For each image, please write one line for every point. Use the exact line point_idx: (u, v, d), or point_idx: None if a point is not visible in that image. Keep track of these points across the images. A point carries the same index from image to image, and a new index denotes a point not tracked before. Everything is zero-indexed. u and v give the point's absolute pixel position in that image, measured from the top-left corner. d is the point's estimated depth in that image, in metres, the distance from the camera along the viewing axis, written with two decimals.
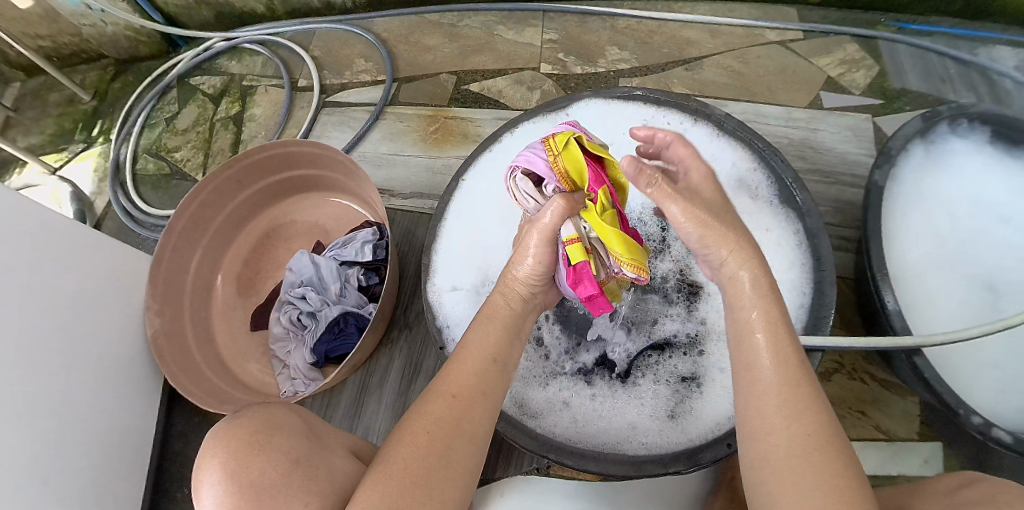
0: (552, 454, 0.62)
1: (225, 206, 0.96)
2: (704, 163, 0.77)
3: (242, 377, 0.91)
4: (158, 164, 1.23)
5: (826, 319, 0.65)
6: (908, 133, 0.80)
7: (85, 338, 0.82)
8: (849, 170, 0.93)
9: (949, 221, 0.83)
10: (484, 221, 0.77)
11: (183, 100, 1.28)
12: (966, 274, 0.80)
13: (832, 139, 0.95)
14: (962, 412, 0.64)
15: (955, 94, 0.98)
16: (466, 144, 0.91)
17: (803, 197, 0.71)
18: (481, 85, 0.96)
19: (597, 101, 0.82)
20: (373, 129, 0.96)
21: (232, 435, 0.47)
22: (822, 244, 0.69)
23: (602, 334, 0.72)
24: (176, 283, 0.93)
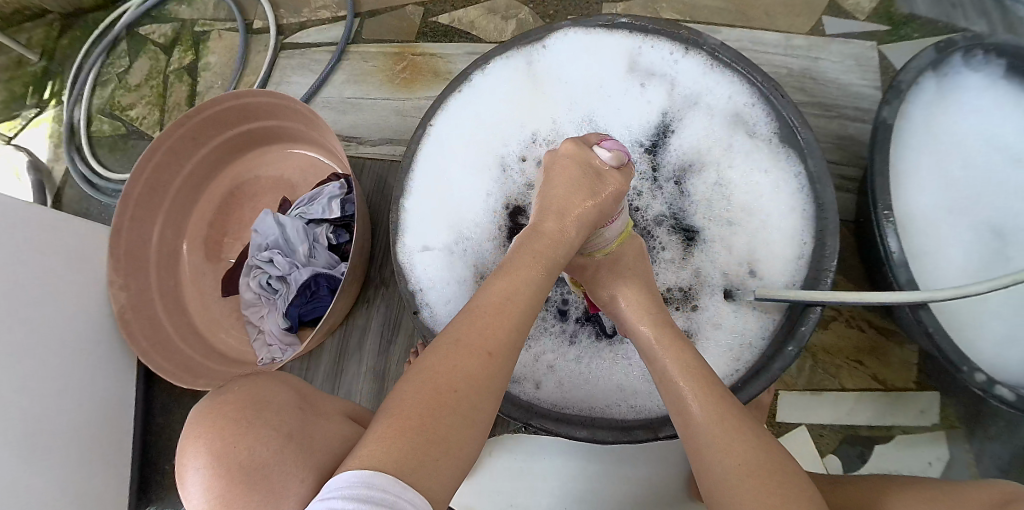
0: (537, 421, 0.58)
1: (182, 168, 0.89)
2: (697, 96, 0.69)
3: (218, 348, 0.88)
4: (113, 123, 1.14)
5: (827, 271, 0.58)
6: (920, 67, 0.71)
7: (49, 324, 0.76)
8: (854, 103, 0.86)
9: (960, 159, 0.77)
10: (456, 168, 0.70)
11: (133, 52, 1.18)
12: (974, 217, 0.75)
13: (834, 69, 0.88)
14: (965, 370, 0.60)
15: (967, 20, 0.90)
16: (437, 83, 0.84)
17: (805, 135, 0.62)
18: (451, 16, 0.87)
19: (576, 31, 0.72)
20: (337, 71, 0.88)
21: (218, 414, 0.43)
22: (824, 189, 0.60)
23: None
24: (140, 255, 0.87)
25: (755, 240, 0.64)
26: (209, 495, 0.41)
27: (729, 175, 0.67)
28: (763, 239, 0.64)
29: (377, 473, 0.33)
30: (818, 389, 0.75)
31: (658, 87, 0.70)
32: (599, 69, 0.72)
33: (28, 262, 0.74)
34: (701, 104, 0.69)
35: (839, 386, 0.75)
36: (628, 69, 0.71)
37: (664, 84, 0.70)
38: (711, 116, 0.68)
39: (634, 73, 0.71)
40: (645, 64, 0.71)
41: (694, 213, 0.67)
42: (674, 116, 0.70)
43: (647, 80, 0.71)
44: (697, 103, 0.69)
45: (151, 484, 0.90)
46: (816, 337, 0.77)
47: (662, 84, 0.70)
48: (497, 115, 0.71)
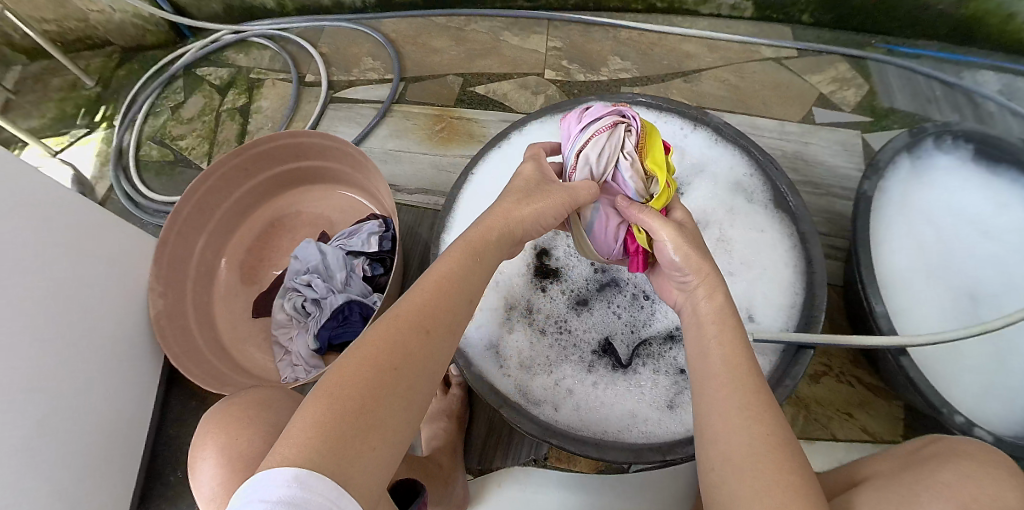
0: (554, 439, 0.61)
1: (232, 194, 0.98)
2: (704, 168, 0.80)
3: (243, 363, 0.93)
4: (162, 150, 1.24)
5: (817, 318, 0.67)
6: (897, 146, 0.84)
7: (90, 321, 0.81)
8: (840, 182, 0.97)
9: (935, 231, 0.87)
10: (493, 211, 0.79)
11: (188, 89, 1.29)
12: (949, 285, 0.84)
13: (823, 153, 0.99)
14: (946, 411, 0.67)
15: (940, 114, 1.02)
16: (471, 144, 0.94)
17: (795, 203, 0.74)
18: (486, 87, 0.99)
19: (602, 105, 0.84)
20: (381, 125, 0.98)
21: (229, 419, 0.56)
22: (811, 247, 0.71)
23: (602, 324, 0.71)
24: (181, 268, 0.95)
25: (753, 290, 0.74)
26: (217, 478, 0.53)
27: (731, 235, 0.77)
28: (759, 290, 0.73)
29: (313, 472, 0.31)
30: (812, 437, 0.81)
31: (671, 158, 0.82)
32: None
33: (85, 259, 0.82)
34: (707, 172, 0.80)
35: (832, 435, 0.81)
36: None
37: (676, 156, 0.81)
38: (716, 185, 0.80)
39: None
40: (661, 136, 0.83)
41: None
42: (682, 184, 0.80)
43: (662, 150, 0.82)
44: (703, 171, 0.80)
45: (154, 493, 0.93)
46: (809, 389, 0.85)
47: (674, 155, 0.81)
48: None
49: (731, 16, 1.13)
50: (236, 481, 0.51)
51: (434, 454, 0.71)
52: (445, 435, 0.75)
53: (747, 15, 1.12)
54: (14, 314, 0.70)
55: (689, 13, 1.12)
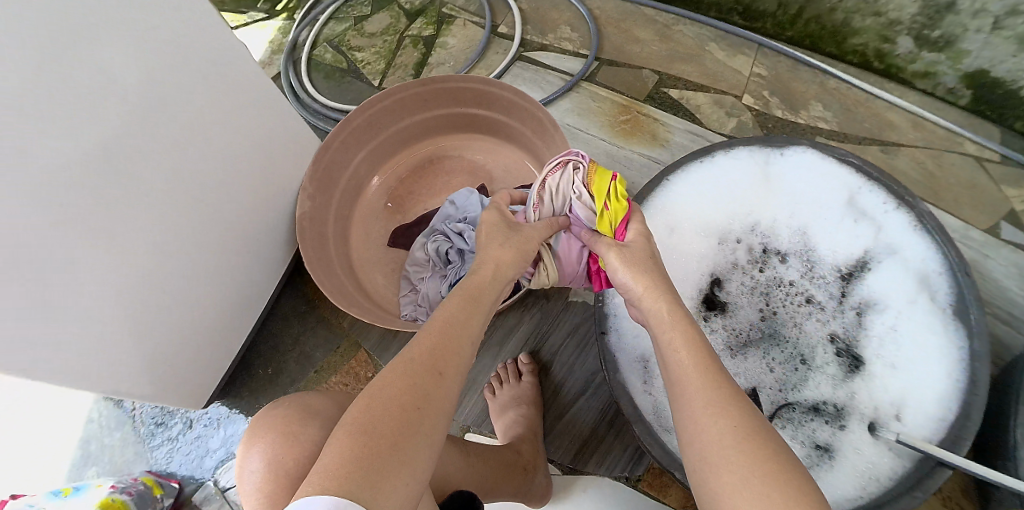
0: (677, 472, 0.59)
1: (404, 120, 1.00)
2: (899, 247, 0.70)
3: (364, 284, 0.96)
4: (336, 57, 1.27)
5: (966, 442, 0.59)
6: None
7: (249, 202, 0.85)
8: (1006, 307, 0.89)
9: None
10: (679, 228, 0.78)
11: (377, 5, 1.32)
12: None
13: (998, 272, 0.91)
14: None
15: None
16: (653, 147, 0.91)
17: (980, 319, 0.62)
18: (681, 93, 0.96)
19: (812, 151, 0.75)
20: (565, 97, 0.98)
21: (269, 421, 0.59)
22: (983, 369, 0.61)
23: (754, 373, 0.73)
24: (334, 175, 0.97)
25: (909, 393, 0.66)
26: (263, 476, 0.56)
27: (908, 328, 0.68)
28: (916, 396, 0.65)
29: (343, 503, 0.37)
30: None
31: (868, 226, 0.73)
32: (821, 190, 0.76)
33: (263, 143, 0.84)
34: (896, 256, 0.70)
35: None
36: (844, 199, 0.74)
37: (871, 226, 0.73)
38: (910, 272, 0.69)
39: (850, 204, 0.74)
40: (862, 203, 0.73)
41: (863, 347, 0.70)
42: (872, 257, 0.73)
43: (857, 217, 0.73)
44: (893, 254, 0.71)
45: (247, 376, 0.98)
46: None
47: (870, 225, 0.73)
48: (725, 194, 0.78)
49: (943, 100, 1.02)
50: (271, 491, 0.55)
51: (513, 441, 0.72)
52: (527, 423, 0.74)
53: (959, 104, 1.02)
54: (200, 176, 0.74)
55: (903, 83, 1.04)
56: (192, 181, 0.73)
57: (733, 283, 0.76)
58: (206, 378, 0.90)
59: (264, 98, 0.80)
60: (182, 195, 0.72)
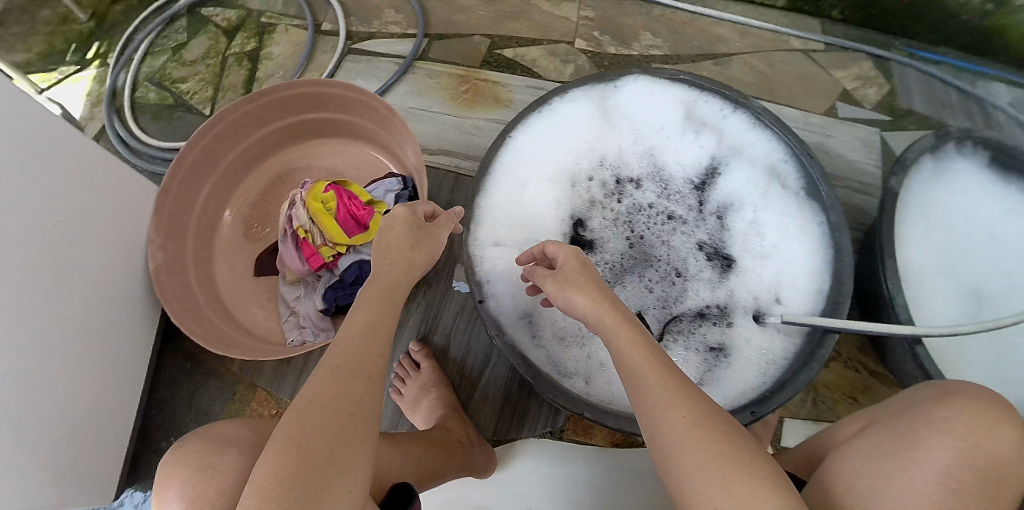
0: (587, 409, 0.58)
1: (242, 142, 0.93)
2: (743, 149, 0.74)
3: (244, 322, 0.90)
4: (160, 93, 1.17)
5: (844, 305, 0.64)
6: (922, 147, 0.83)
7: (88, 270, 0.76)
8: (856, 176, 0.97)
9: (949, 230, 0.89)
10: (530, 180, 0.74)
11: (192, 29, 1.22)
12: (960, 281, 0.86)
13: (845, 147, 1.00)
14: None
15: (954, 120, 1.02)
16: (496, 108, 0.92)
17: (828, 195, 0.67)
18: (514, 51, 0.97)
19: (644, 79, 0.77)
20: (401, 81, 0.96)
21: (180, 456, 0.51)
22: (842, 237, 0.66)
23: (634, 299, 0.72)
24: (181, 218, 0.91)
25: (780, 276, 0.70)
26: None
27: (766, 219, 0.73)
28: (786, 277, 0.70)
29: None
30: (818, 418, 0.83)
31: (710, 136, 0.76)
32: (660, 112, 0.77)
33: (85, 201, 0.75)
34: (744, 154, 0.74)
35: (835, 417, 0.82)
36: (682, 116, 0.77)
37: (714, 135, 0.76)
38: (759, 168, 0.74)
39: (689, 119, 0.77)
40: (700, 113, 0.76)
41: (730, 247, 0.73)
42: (719, 163, 0.76)
43: (699, 128, 0.76)
44: (741, 153, 0.75)
45: (147, 458, 0.89)
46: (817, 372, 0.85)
47: (712, 134, 0.76)
48: (569, 136, 0.77)
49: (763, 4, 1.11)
50: None
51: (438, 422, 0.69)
52: (443, 405, 0.72)
53: (778, 5, 1.10)
54: (14, 259, 0.65)
55: None
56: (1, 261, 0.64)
57: (594, 220, 0.74)
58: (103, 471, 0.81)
59: (68, 155, 0.72)
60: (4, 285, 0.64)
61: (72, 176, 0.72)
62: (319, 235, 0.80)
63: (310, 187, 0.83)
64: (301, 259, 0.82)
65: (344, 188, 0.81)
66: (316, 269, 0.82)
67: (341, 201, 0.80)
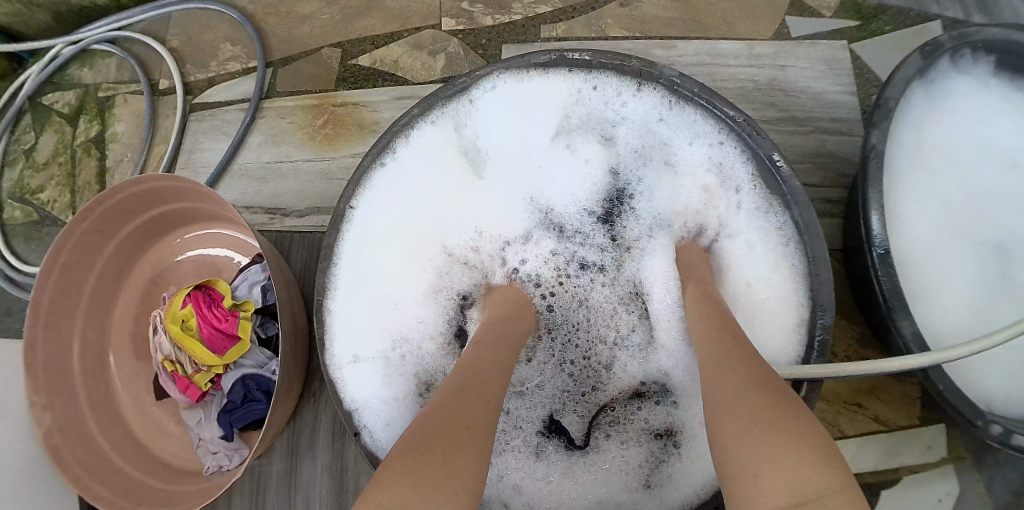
0: None
1: (98, 260, 0.79)
2: (659, 144, 0.62)
3: (163, 459, 0.80)
4: (25, 209, 1.03)
5: (829, 342, 0.51)
6: (908, 76, 0.58)
7: None
8: (828, 114, 0.76)
9: (956, 173, 0.67)
10: (384, 263, 0.63)
11: (39, 125, 1.07)
12: (975, 241, 0.65)
13: (804, 77, 0.78)
14: (981, 424, 0.51)
15: (939, 8, 0.81)
16: (363, 137, 0.77)
17: (786, 176, 0.53)
18: (372, 57, 0.82)
19: (508, 80, 0.62)
20: (252, 131, 0.81)
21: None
22: (814, 241, 0.52)
23: (548, 391, 0.61)
24: (60, 365, 0.78)
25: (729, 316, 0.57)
26: None
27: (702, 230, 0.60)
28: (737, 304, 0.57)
29: None
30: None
31: (611, 136, 0.63)
32: (543, 121, 0.64)
33: None
34: (662, 152, 0.62)
35: (840, 435, 0.66)
36: (572, 120, 0.63)
37: (618, 134, 0.63)
38: (685, 164, 0.61)
39: (580, 122, 0.63)
40: (591, 112, 0.63)
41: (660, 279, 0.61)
42: (630, 172, 0.63)
43: (593, 132, 0.63)
44: (658, 152, 0.62)
45: None
46: None
47: (613, 133, 0.63)
48: (431, 193, 0.64)
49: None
50: None
51: None
52: None
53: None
54: None
55: None
56: None
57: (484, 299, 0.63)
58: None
59: None
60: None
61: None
62: (190, 362, 0.68)
63: (170, 302, 0.69)
64: (181, 391, 0.69)
65: (210, 291, 0.68)
66: (200, 398, 0.69)
67: (201, 313, 0.66)
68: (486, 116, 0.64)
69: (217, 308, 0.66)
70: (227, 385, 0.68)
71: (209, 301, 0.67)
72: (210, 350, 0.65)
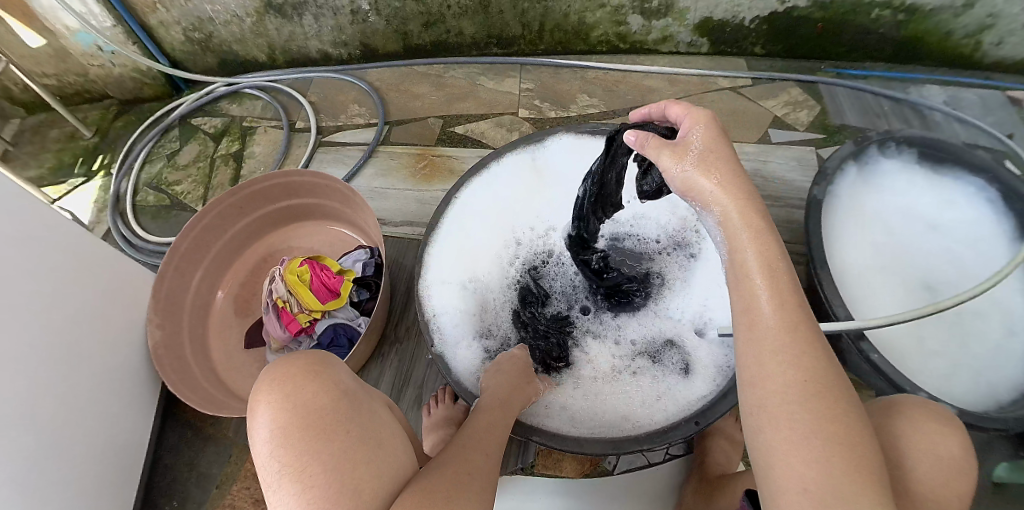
0: (534, 437, 0.70)
1: (227, 230, 1.04)
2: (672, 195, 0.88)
3: (236, 391, 0.97)
4: (158, 195, 1.30)
5: None
6: (843, 154, 0.98)
7: (91, 352, 0.84)
8: (797, 196, 1.04)
9: (887, 230, 1.00)
10: (471, 233, 0.89)
11: (184, 137, 1.37)
12: (910, 281, 0.95)
13: (783, 169, 1.08)
14: (910, 390, 0.76)
15: (889, 126, 1.11)
16: (450, 180, 1.05)
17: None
18: (465, 127, 1.12)
19: (568, 136, 0.92)
20: (367, 165, 1.09)
21: (287, 370, 0.51)
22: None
23: (577, 337, 0.82)
24: (176, 301, 0.99)
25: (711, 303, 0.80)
26: (275, 429, 0.48)
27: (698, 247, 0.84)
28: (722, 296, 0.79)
29: None
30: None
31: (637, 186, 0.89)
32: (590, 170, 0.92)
33: (85, 289, 0.85)
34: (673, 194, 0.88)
35: None
36: (611, 171, 0.91)
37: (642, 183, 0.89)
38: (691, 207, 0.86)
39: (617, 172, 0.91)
40: None
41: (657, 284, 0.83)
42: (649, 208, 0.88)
43: None
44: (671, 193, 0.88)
45: None
46: None
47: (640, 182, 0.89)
48: (508, 194, 0.91)
49: (689, 53, 1.23)
50: (307, 436, 0.47)
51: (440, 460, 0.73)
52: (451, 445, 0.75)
53: (703, 51, 1.22)
54: (22, 345, 0.74)
55: (650, 52, 1.23)
56: (13, 346, 0.72)
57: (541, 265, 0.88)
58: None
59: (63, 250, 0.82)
60: (26, 352, 0.74)
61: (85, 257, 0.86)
62: (295, 304, 0.88)
63: (289, 262, 0.92)
64: (282, 326, 0.89)
65: (320, 260, 0.91)
66: (295, 335, 0.89)
67: (314, 272, 0.89)
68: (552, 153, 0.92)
69: (328, 271, 0.89)
70: (319, 329, 0.88)
71: (321, 266, 0.90)
72: (319, 297, 0.88)
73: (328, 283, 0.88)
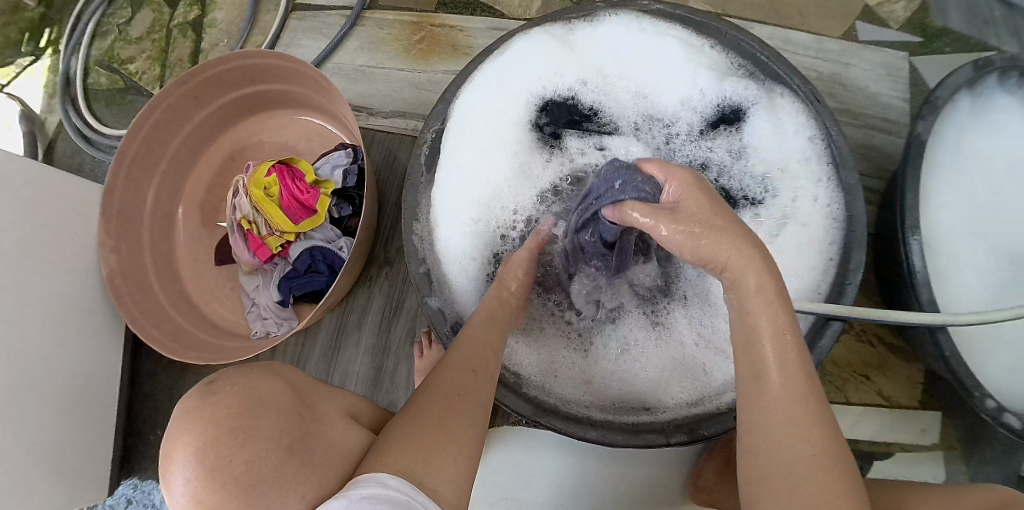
0: (541, 418, 0.62)
1: (183, 126, 0.85)
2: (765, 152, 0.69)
3: (211, 318, 0.85)
4: (111, 77, 1.09)
5: (848, 288, 0.60)
6: (956, 83, 0.74)
7: (29, 294, 0.72)
8: (882, 112, 0.88)
9: (986, 178, 0.80)
10: (476, 152, 0.73)
11: (137, 3, 1.12)
12: (1001, 249, 0.78)
13: (864, 77, 0.90)
14: (977, 395, 0.65)
15: (997, 39, 0.90)
16: (455, 57, 0.84)
17: (837, 140, 0.64)
18: None
19: (624, 20, 0.74)
20: (351, 36, 0.88)
21: (208, 416, 0.36)
22: (853, 202, 0.62)
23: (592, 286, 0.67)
24: (132, 216, 0.84)
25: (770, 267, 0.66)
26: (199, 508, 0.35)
27: (780, 205, 0.67)
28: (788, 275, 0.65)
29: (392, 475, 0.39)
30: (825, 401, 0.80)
31: (727, 136, 0.71)
32: (662, 92, 0.73)
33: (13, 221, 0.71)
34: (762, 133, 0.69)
35: (845, 399, 0.79)
36: (689, 103, 0.72)
37: (735, 137, 0.70)
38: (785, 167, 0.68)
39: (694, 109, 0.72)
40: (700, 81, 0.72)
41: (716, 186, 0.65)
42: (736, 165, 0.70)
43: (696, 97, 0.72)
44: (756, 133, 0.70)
45: (136, 453, 0.89)
46: None
47: (733, 131, 0.71)
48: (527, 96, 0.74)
49: None
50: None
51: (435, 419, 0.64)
52: None
53: None
54: None
55: None
56: None
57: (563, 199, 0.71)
58: (88, 466, 0.81)
59: None
60: None
61: (4, 178, 0.71)
62: (264, 225, 0.76)
63: (254, 171, 0.77)
64: (251, 251, 0.78)
65: (293, 167, 0.76)
66: (266, 260, 0.78)
67: (284, 183, 0.74)
68: (596, 45, 0.74)
69: (302, 181, 0.75)
70: (294, 253, 0.75)
71: (291, 172, 0.75)
72: (284, 214, 0.74)
73: (300, 199, 0.74)
